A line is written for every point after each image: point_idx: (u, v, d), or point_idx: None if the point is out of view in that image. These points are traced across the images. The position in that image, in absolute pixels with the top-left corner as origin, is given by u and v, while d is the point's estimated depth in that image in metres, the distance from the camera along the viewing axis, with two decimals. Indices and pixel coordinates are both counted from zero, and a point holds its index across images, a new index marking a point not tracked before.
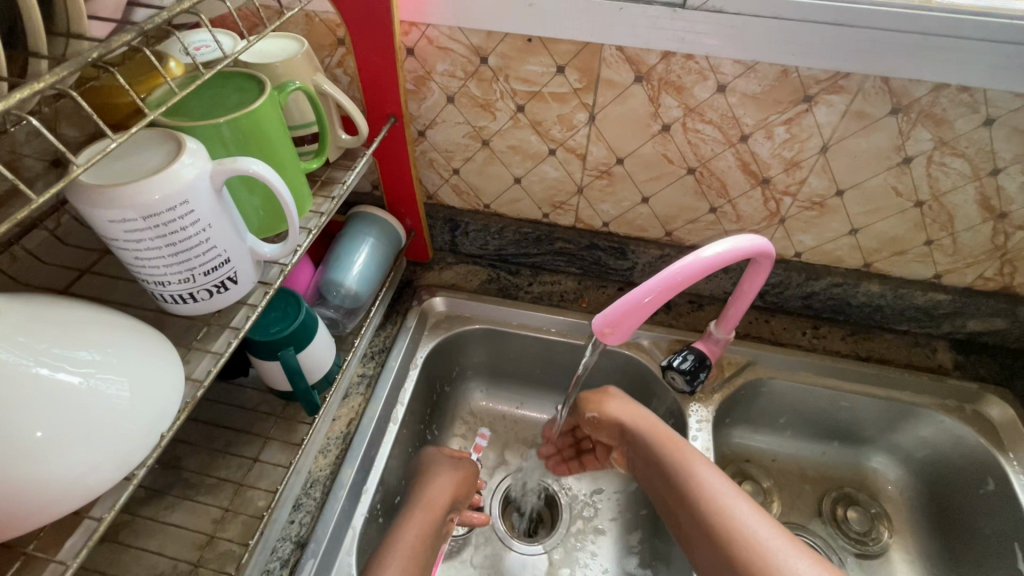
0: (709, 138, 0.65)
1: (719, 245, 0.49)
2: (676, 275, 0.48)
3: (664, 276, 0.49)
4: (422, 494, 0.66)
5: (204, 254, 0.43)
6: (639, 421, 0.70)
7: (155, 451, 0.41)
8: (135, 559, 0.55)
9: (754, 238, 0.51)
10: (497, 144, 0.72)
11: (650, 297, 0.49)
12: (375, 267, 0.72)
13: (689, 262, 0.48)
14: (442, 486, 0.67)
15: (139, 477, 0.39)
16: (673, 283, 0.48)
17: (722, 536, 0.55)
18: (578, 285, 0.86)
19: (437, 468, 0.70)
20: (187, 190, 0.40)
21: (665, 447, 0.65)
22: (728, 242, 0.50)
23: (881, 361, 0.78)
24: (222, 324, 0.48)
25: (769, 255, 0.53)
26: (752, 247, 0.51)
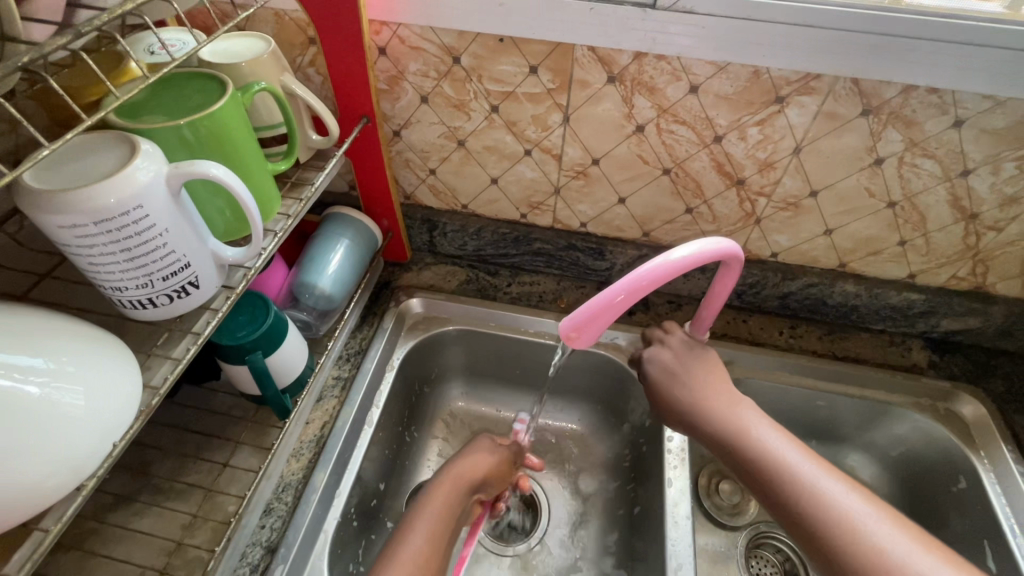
0: (684, 139, 0.65)
1: (689, 246, 0.49)
2: (642, 279, 0.48)
3: (633, 279, 0.48)
4: (458, 471, 0.65)
5: (162, 259, 0.42)
6: (707, 384, 0.63)
7: (108, 460, 0.40)
8: (102, 567, 0.54)
9: (723, 240, 0.51)
10: (472, 144, 0.72)
11: (619, 300, 0.48)
12: (350, 268, 0.71)
13: (658, 264, 0.48)
14: (479, 464, 0.67)
15: (91, 488, 0.38)
16: (641, 286, 0.48)
17: (825, 519, 0.49)
18: (557, 285, 0.86)
19: (475, 448, 0.69)
20: (141, 194, 0.39)
21: (738, 415, 0.59)
22: (699, 244, 0.50)
23: (857, 361, 0.79)
24: (184, 330, 0.47)
25: (739, 257, 0.53)
26: (722, 249, 0.51)
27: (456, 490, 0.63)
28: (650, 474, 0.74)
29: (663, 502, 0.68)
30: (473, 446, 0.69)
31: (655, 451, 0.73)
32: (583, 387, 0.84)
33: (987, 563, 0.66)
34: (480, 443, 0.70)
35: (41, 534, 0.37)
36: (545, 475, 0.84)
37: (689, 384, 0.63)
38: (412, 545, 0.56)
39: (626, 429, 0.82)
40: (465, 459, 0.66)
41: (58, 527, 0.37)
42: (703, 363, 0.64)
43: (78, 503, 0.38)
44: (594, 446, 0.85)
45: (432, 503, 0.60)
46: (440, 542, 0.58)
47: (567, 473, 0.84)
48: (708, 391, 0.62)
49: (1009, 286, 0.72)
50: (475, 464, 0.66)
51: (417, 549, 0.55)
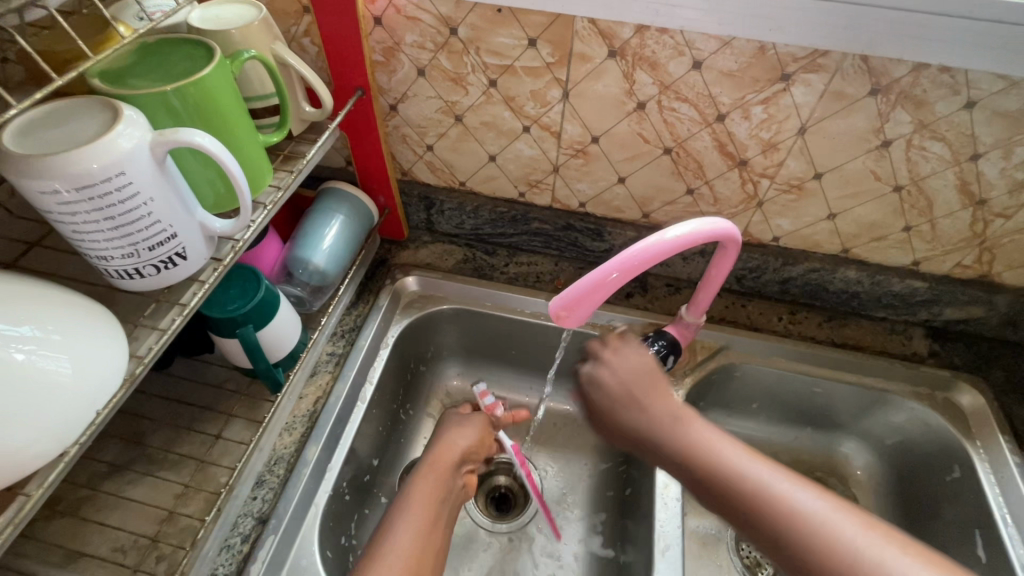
0: (686, 118, 0.63)
1: (684, 226, 0.48)
2: (635, 258, 0.47)
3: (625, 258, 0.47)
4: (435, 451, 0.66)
5: (147, 229, 0.42)
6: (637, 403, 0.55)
7: (92, 429, 0.40)
8: (95, 534, 0.55)
9: (721, 220, 0.50)
10: (470, 120, 0.71)
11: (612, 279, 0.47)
12: (344, 244, 0.71)
13: (652, 242, 0.47)
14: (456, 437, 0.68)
15: (74, 455, 0.39)
16: (635, 265, 0.47)
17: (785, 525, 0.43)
18: (555, 266, 0.85)
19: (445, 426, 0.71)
20: (123, 161, 0.38)
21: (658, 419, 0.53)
22: (695, 223, 0.49)
23: (856, 348, 0.78)
24: (171, 302, 0.47)
25: (736, 238, 0.52)
26: (720, 230, 0.50)
27: (441, 465, 0.64)
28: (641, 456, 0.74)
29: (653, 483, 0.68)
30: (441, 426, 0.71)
31: None
32: (578, 369, 0.84)
33: (978, 552, 0.66)
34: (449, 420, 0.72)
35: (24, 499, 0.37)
36: (538, 455, 0.84)
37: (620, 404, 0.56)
38: (402, 521, 0.56)
39: None
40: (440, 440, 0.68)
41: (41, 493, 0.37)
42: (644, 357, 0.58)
43: (62, 469, 0.38)
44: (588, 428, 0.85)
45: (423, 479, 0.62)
46: (430, 539, 0.56)
47: (559, 455, 0.84)
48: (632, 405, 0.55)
49: (1016, 276, 0.70)
50: (449, 439, 0.68)
51: (415, 522, 0.57)
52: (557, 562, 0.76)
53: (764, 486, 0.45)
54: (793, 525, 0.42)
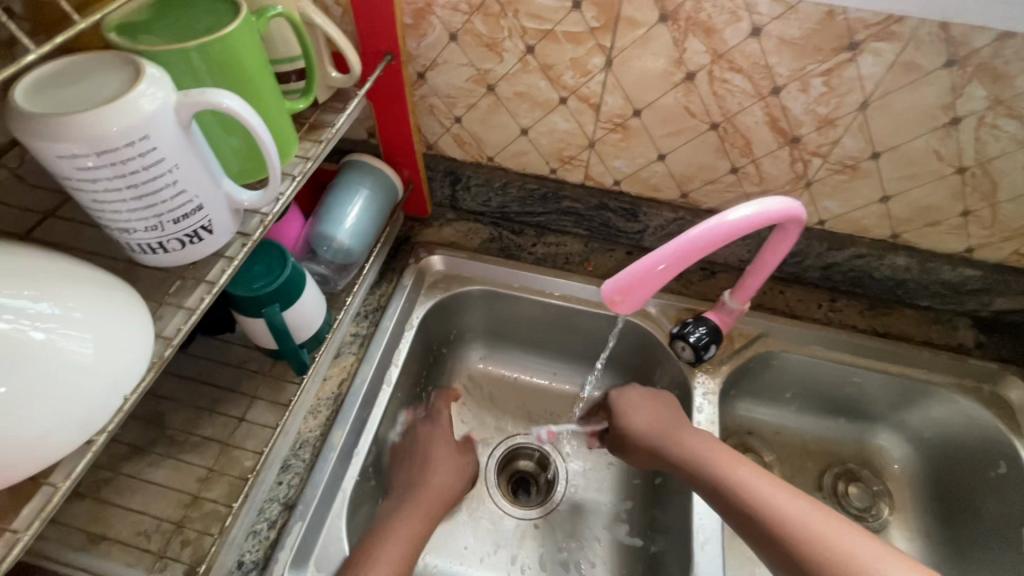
0: (737, 90, 0.59)
1: (748, 207, 0.45)
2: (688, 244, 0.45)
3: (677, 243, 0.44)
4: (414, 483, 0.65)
5: (172, 199, 0.38)
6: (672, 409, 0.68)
7: (119, 415, 0.37)
8: (118, 519, 0.53)
9: (785, 200, 0.47)
10: (503, 90, 0.66)
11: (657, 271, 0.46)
12: (369, 220, 0.68)
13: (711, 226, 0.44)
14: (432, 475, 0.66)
15: (101, 442, 0.36)
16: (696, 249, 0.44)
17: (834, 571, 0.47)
18: (585, 248, 0.81)
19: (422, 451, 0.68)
20: (147, 123, 0.35)
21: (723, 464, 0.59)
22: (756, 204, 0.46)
23: (900, 338, 0.75)
24: (197, 279, 0.44)
25: (799, 219, 0.49)
26: (783, 210, 0.46)
27: (429, 501, 0.63)
28: None
29: None
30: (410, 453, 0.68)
31: None
32: (607, 353, 0.81)
33: None
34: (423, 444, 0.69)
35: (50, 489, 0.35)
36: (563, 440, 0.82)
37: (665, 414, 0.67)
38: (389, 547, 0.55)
39: None
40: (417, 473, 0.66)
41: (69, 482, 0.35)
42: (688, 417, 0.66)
43: (89, 458, 0.36)
44: None
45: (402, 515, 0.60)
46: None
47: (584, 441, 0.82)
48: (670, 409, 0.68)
49: None
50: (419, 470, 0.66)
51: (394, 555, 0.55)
52: (584, 550, 0.74)
53: (831, 544, 0.49)
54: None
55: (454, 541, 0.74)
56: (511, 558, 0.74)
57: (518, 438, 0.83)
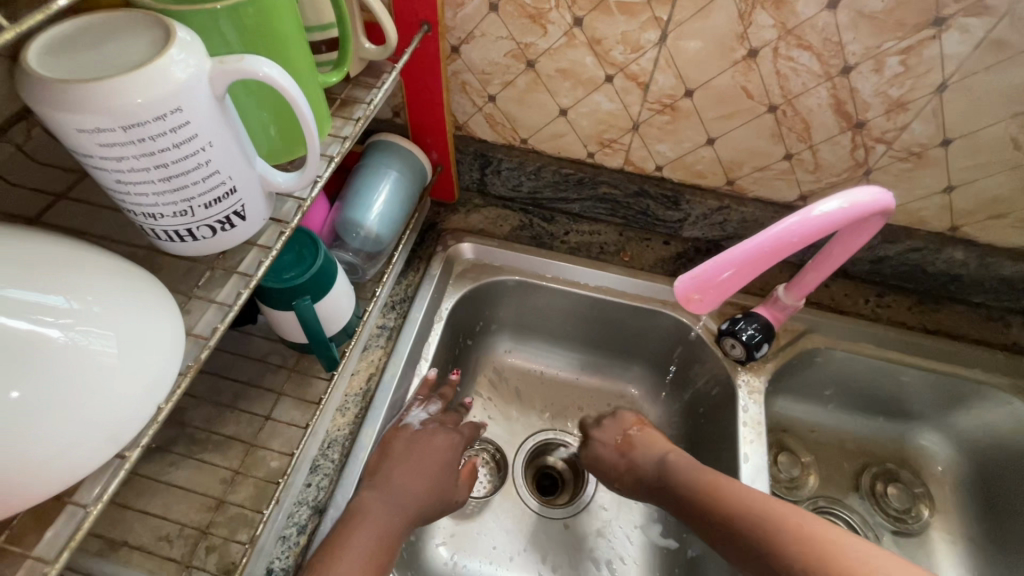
0: (803, 69, 0.55)
1: (836, 201, 0.42)
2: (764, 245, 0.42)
3: (751, 246, 0.42)
4: (397, 481, 0.53)
5: (204, 181, 0.34)
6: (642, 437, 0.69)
7: (153, 426, 0.34)
8: (138, 524, 0.50)
9: (878, 190, 0.43)
10: (544, 67, 0.62)
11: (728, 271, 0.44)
12: (399, 205, 0.63)
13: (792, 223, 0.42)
14: (418, 478, 0.54)
15: (133, 458, 0.33)
16: (777, 250, 0.41)
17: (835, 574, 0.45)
18: (620, 237, 0.78)
19: (411, 443, 0.56)
20: (180, 93, 0.30)
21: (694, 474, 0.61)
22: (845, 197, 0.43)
23: (949, 335, 0.72)
24: (227, 269, 0.40)
25: (888, 208, 0.45)
26: (877, 201, 0.43)
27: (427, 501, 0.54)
28: (711, 445, 0.69)
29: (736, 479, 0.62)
30: (399, 442, 0.56)
31: (723, 426, 0.67)
32: (641, 347, 0.78)
33: None
34: (421, 438, 0.57)
35: (78, 509, 0.31)
36: None
37: (634, 448, 0.69)
38: (359, 547, 0.47)
39: (687, 396, 0.75)
40: (402, 469, 0.54)
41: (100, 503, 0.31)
42: (657, 448, 0.67)
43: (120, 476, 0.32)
44: (647, 410, 0.79)
45: (382, 507, 0.51)
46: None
47: None
48: (640, 437, 0.69)
49: None
50: (405, 466, 0.54)
51: (364, 556, 0.47)
52: (617, 550, 0.72)
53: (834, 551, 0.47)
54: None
55: (481, 542, 0.71)
56: (542, 557, 0.71)
57: (549, 433, 0.79)
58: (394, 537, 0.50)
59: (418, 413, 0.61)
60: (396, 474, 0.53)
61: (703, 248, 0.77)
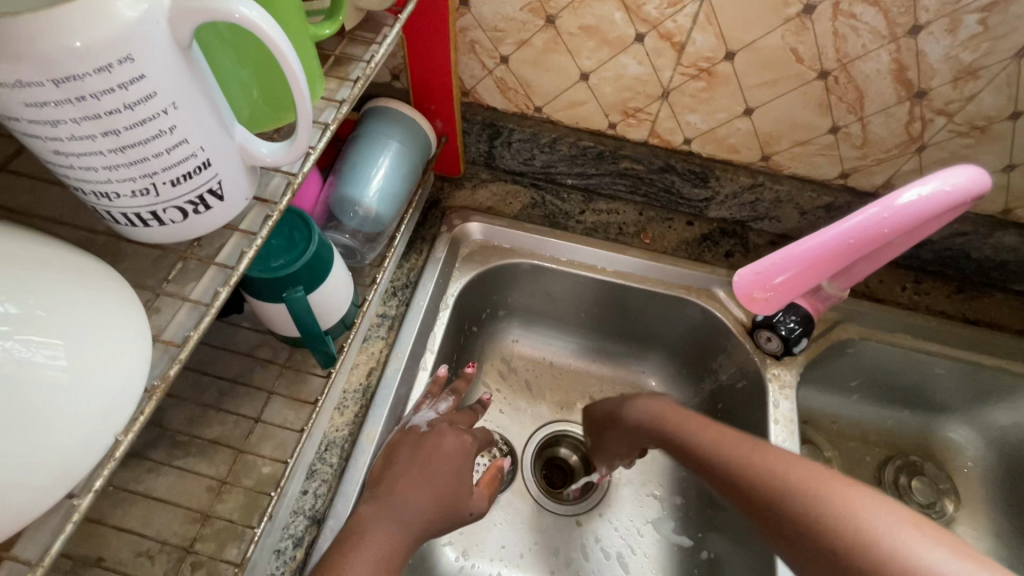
0: (865, 28, 0.48)
1: (912, 194, 0.42)
2: (847, 237, 0.44)
3: (811, 246, 0.45)
4: (401, 492, 0.47)
5: (169, 152, 0.27)
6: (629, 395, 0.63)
7: (109, 464, 0.27)
8: (113, 539, 0.44)
9: (966, 176, 0.42)
10: (567, 23, 0.54)
11: (796, 268, 0.46)
12: (402, 180, 0.56)
13: (874, 215, 0.43)
14: (423, 488, 0.49)
15: (82, 507, 0.26)
16: (835, 250, 0.44)
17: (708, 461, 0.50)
18: (640, 217, 0.71)
19: (416, 447, 0.51)
20: (130, 37, 0.24)
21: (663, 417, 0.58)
22: (941, 178, 0.42)
23: (990, 326, 0.67)
24: (204, 260, 0.34)
25: (982, 189, 0.42)
26: (963, 188, 0.42)
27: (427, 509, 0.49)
28: None
29: None
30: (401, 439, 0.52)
31: (751, 423, 0.63)
32: (658, 334, 0.73)
33: None
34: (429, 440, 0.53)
35: (17, 567, 0.26)
36: None
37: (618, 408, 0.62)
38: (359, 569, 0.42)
39: (707, 388, 0.71)
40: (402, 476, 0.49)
41: (40, 566, 0.25)
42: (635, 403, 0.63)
43: (65, 532, 0.26)
44: None
45: (382, 520, 0.46)
46: None
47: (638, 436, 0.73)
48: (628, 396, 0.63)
49: None
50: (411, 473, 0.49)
51: None
52: (627, 542, 0.68)
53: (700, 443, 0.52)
54: (801, 508, 0.40)
55: (485, 544, 0.66)
56: (552, 552, 0.67)
57: (559, 424, 0.74)
58: (399, 553, 0.45)
59: (426, 412, 0.56)
60: (401, 482, 0.48)
61: (729, 230, 0.71)
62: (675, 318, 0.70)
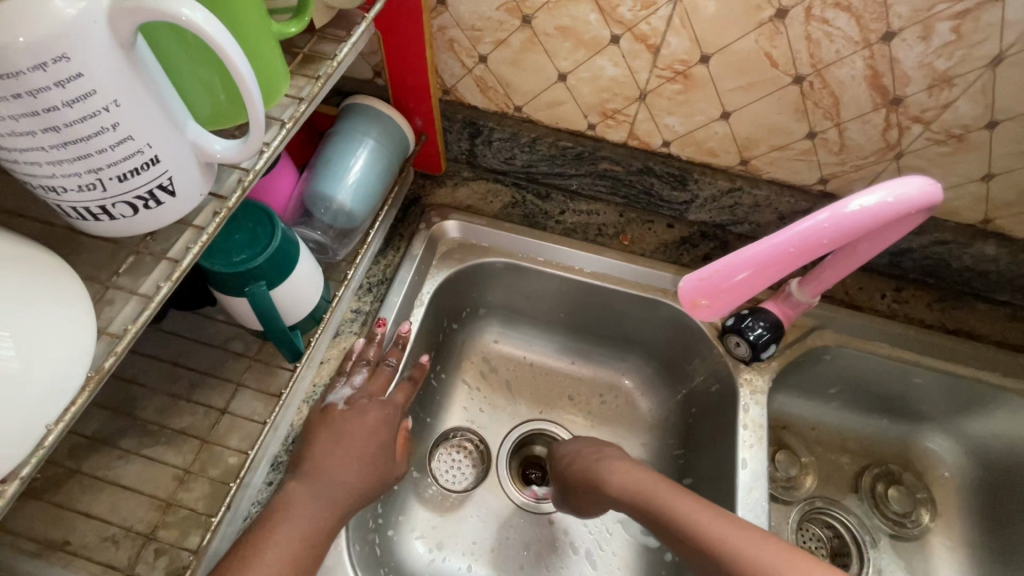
0: (838, 34, 0.48)
1: (856, 203, 0.42)
2: (789, 244, 0.44)
3: (756, 252, 0.45)
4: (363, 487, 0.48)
5: (113, 149, 0.28)
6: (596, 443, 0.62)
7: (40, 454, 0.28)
8: (80, 524, 0.45)
9: (913, 187, 0.42)
10: (543, 23, 0.54)
11: (743, 274, 0.46)
12: (375, 178, 0.57)
13: (821, 222, 0.43)
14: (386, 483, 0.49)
15: (7, 495, 0.26)
16: (778, 256, 0.44)
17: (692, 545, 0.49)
18: (620, 218, 0.71)
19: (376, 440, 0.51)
20: (67, 35, 0.24)
21: (628, 477, 0.57)
22: (888, 188, 0.42)
23: (970, 336, 0.67)
24: (157, 254, 0.34)
25: (931, 201, 0.42)
26: (908, 199, 0.42)
27: None
28: (707, 444, 0.65)
29: (732, 486, 0.58)
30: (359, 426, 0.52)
31: (722, 427, 0.63)
32: (635, 336, 0.73)
33: None
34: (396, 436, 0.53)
35: None
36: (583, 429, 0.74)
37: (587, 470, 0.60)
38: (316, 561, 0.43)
39: (682, 391, 0.71)
40: (353, 468, 0.49)
41: None
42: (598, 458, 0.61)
43: None
44: (640, 402, 0.75)
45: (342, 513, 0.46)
46: None
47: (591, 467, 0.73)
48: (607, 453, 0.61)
49: None
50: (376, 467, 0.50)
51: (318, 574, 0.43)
52: (597, 541, 0.68)
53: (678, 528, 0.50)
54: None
55: (457, 538, 0.67)
56: (522, 547, 0.67)
57: (534, 424, 0.74)
58: None
59: (342, 389, 0.55)
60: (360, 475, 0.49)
61: (709, 232, 0.71)
62: (651, 320, 0.70)
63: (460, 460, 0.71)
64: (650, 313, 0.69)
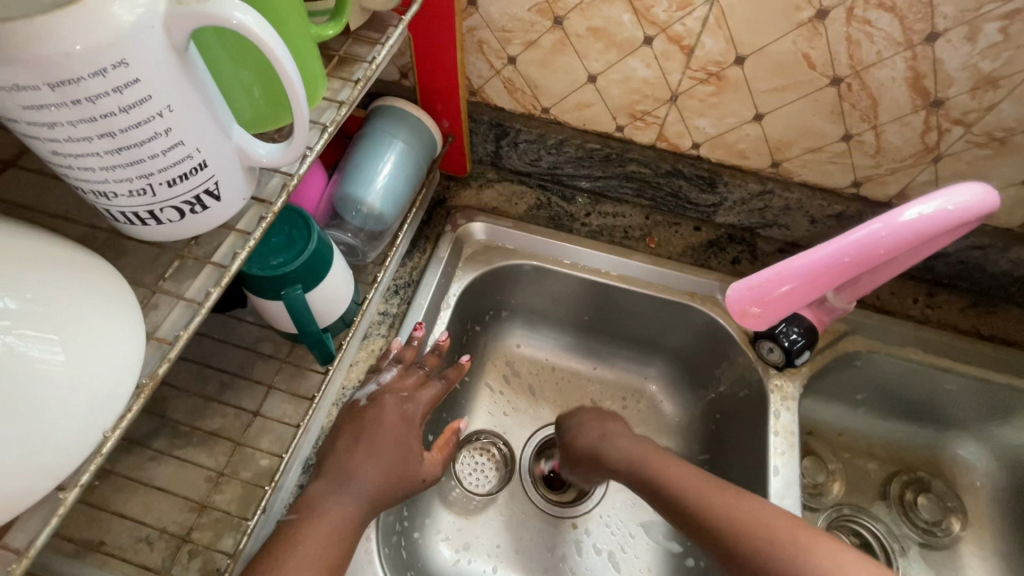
0: (879, 34, 0.47)
1: (913, 211, 0.41)
2: (841, 255, 0.44)
3: (805, 263, 0.45)
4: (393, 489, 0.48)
5: (165, 153, 0.28)
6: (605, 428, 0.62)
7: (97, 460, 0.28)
8: (115, 525, 0.46)
9: (973, 195, 0.41)
10: (574, 25, 0.53)
11: (789, 284, 0.46)
12: (405, 180, 0.57)
13: (875, 232, 0.42)
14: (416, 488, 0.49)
15: (67, 501, 0.27)
16: (829, 267, 0.44)
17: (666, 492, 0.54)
18: (646, 220, 0.71)
19: (406, 443, 0.51)
20: (124, 42, 0.24)
21: (627, 448, 0.59)
22: (946, 197, 0.41)
23: (1005, 343, 0.66)
24: (201, 260, 0.34)
25: (989, 208, 0.41)
26: (968, 207, 0.41)
27: None
28: (736, 449, 0.64)
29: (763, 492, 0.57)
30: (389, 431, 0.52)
31: (752, 433, 0.62)
32: (659, 340, 0.73)
33: None
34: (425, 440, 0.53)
35: (8, 554, 0.27)
36: None
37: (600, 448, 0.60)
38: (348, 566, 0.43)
39: (709, 395, 0.70)
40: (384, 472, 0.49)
41: (26, 555, 0.26)
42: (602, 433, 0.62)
43: (52, 521, 0.27)
44: (664, 406, 0.74)
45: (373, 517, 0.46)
46: None
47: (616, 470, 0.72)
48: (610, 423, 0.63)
49: None
50: (405, 472, 0.50)
51: None
52: (621, 543, 0.68)
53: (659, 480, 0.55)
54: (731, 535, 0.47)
55: (481, 540, 0.66)
56: (546, 551, 0.67)
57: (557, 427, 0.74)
58: None
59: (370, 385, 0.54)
60: (390, 479, 0.48)
61: (737, 236, 0.70)
62: (677, 324, 0.70)
63: (484, 464, 0.71)
64: (676, 317, 0.69)
